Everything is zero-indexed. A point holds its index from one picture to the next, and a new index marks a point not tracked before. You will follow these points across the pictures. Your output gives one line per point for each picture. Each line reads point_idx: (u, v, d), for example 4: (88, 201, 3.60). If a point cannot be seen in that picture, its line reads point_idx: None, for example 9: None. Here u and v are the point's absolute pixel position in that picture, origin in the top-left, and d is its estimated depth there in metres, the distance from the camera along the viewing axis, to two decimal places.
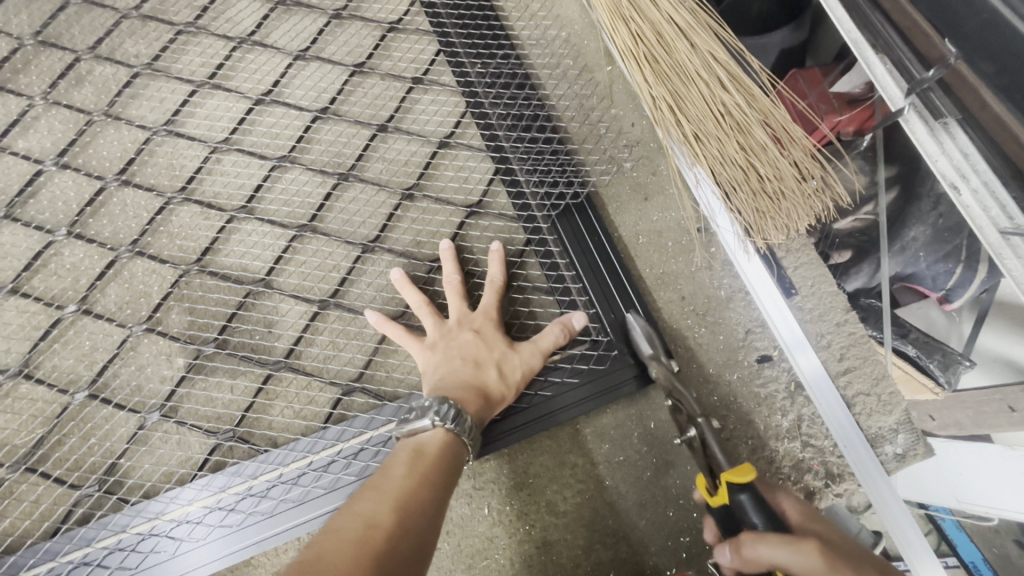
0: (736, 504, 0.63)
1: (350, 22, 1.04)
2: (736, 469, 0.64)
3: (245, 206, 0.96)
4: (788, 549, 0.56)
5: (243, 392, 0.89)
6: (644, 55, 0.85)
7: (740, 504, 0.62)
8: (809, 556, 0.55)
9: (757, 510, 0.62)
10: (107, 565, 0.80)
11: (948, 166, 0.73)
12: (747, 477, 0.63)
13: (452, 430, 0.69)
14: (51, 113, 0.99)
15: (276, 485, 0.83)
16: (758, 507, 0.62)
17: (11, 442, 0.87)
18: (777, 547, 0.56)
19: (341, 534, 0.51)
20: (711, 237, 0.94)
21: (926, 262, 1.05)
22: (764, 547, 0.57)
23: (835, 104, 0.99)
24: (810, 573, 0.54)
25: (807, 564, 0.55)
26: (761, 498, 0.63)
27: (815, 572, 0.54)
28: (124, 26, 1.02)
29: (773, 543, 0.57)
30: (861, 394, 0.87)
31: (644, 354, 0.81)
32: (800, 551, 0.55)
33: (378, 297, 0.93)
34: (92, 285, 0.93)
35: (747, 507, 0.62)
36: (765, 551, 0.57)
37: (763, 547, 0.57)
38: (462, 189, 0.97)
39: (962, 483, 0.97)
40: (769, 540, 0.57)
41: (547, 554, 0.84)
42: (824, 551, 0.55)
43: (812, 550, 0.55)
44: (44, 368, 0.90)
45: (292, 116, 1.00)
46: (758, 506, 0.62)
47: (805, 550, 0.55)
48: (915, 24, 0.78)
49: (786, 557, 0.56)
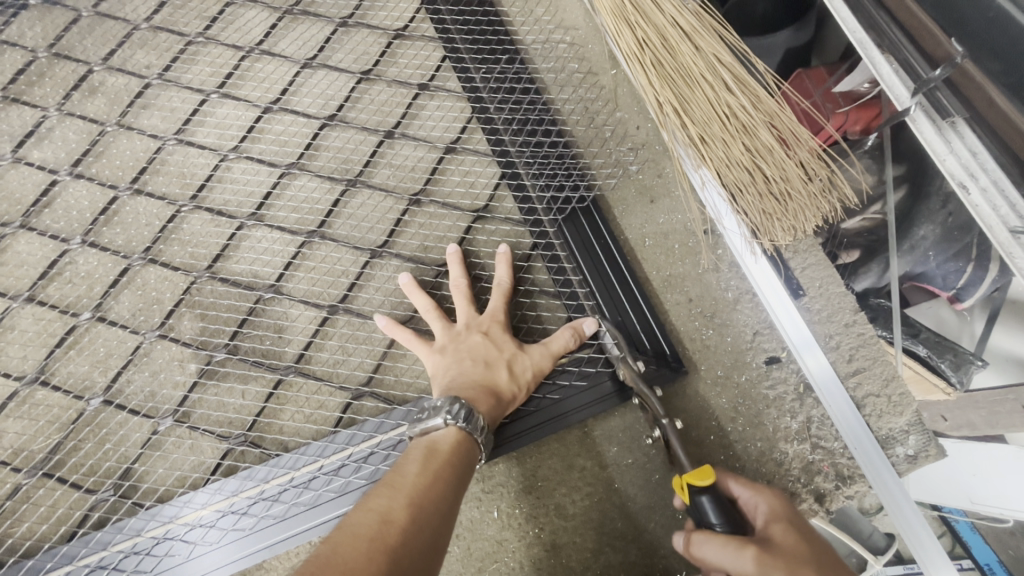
0: (698, 503, 0.66)
1: (356, 30, 1.05)
2: (695, 471, 0.66)
3: (255, 213, 0.97)
4: (727, 554, 0.59)
5: (254, 397, 0.90)
6: (649, 59, 0.85)
7: (700, 505, 0.65)
8: (745, 564, 0.58)
9: (716, 511, 0.64)
10: (122, 568, 0.81)
11: (957, 166, 0.73)
12: (705, 481, 0.64)
13: (464, 429, 0.70)
14: (64, 124, 1.01)
15: (289, 489, 0.84)
16: (718, 508, 0.64)
17: (29, 447, 0.88)
18: (720, 552, 0.60)
19: (356, 529, 0.52)
20: (718, 239, 0.94)
21: (936, 261, 1.01)
22: (707, 548, 0.61)
23: (840, 103, 1.00)
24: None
25: (744, 570, 0.57)
26: (721, 498, 0.65)
27: None
28: (135, 37, 1.04)
29: (715, 547, 0.61)
30: (871, 395, 0.86)
31: (626, 353, 0.83)
32: (740, 557, 0.58)
33: (387, 302, 0.93)
34: (106, 292, 0.94)
35: (706, 508, 0.64)
36: (710, 553, 0.61)
37: (708, 550, 0.62)
38: (469, 194, 0.98)
39: (976, 483, 0.97)
40: (714, 543, 0.61)
41: (556, 557, 0.84)
42: (760, 559, 0.57)
43: (748, 557, 0.58)
44: (60, 374, 0.91)
45: (300, 124, 1.01)
46: (717, 507, 0.64)
47: (743, 557, 0.58)
48: (922, 23, 0.77)
49: (727, 561, 0.59)
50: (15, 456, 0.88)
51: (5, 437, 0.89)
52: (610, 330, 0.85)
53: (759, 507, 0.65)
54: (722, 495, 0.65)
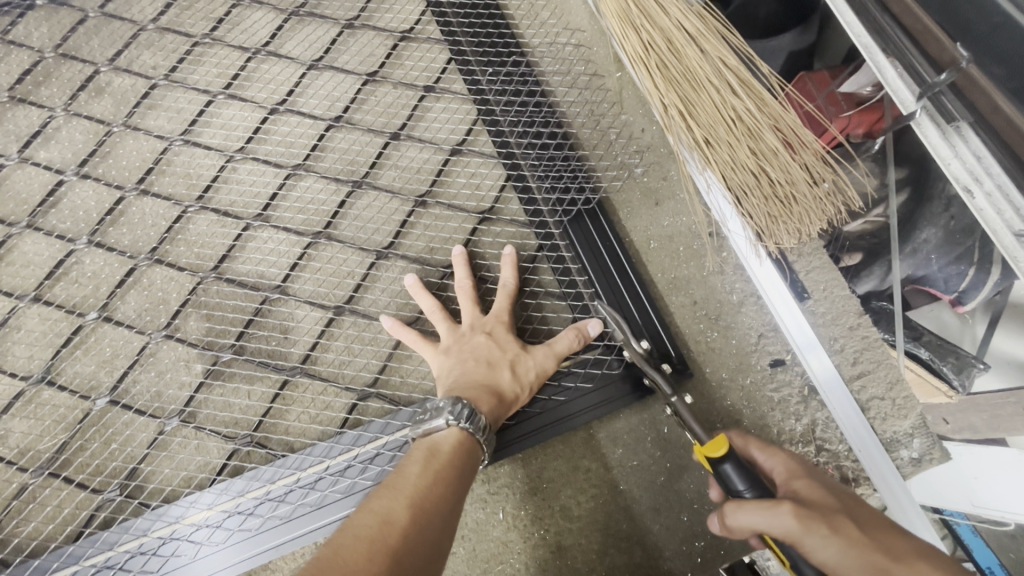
0: (721, 474, 0.65)
1: (362, 32, 1.05)
2: (710, 442, 0.65)
3: (261, 214, 0.97)
4: (765, 516, 0.58)
5: (260, 398, 0.90)
6: (654, 62, 0.85)
7: (724, 474, 0.64)
8: (784, 520, 0.56)
9: (740, 476, 0.63)
10: (129, 568, 0.81)
11: (962, 169, 0.73)
12: (722, 449, 0.64)
13: (466, 429, 0.70)
14: (71, 124, 1.01)
15: (294, 490, 0.84)
16: (741, 473, 0.63)
17: (36, 447, 0.89)
18: (754, 515, 0.59)
19: (357, 531, 0.52)
20: (723, 241, 0.94)
21: (938, 264, 1.02)
22: (742, 515, 0.59)
23: (844, 106, 1.00)
24: (788, 535, 0.56)
25: (784, 527, 0.56)
26: (742, 462, 0.64)
27: (794, 533, 0.56)
28: (141, 38, 1.04)
29: (749, 512, 0.59)
30: (876, 398, 0.87)
31: (629, 337, 0.82)
32: (776, 515, 0.57)
33: (392, 303, 0.94)
34: (113, 292, 0.94)
35: (730, 475, 0.64)
36: (744, 519, 0.59)
37: (741, 515, 0.60)
38: (474, 195, 0.98)
39: (978, 486, 0.93)
40: (748, 508, 0.60)
41: (561, 558, 0.84)
42: (798, 513, 0.56)
43: (786, 514, 0.57)
44: (66, 374, 0.91)
45: (306, 125, 1.01)
46: (740, 472, 0.63)
47: (780, 514, 0.57)
48: (926, 28, 0.78)
49: (763, 522, 0.58)
50: (21, 455, 0.88)
51: (11, 437, 0.89)
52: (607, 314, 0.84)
53: (776, 468, 0.66)
54: (741, 459, 0.65)
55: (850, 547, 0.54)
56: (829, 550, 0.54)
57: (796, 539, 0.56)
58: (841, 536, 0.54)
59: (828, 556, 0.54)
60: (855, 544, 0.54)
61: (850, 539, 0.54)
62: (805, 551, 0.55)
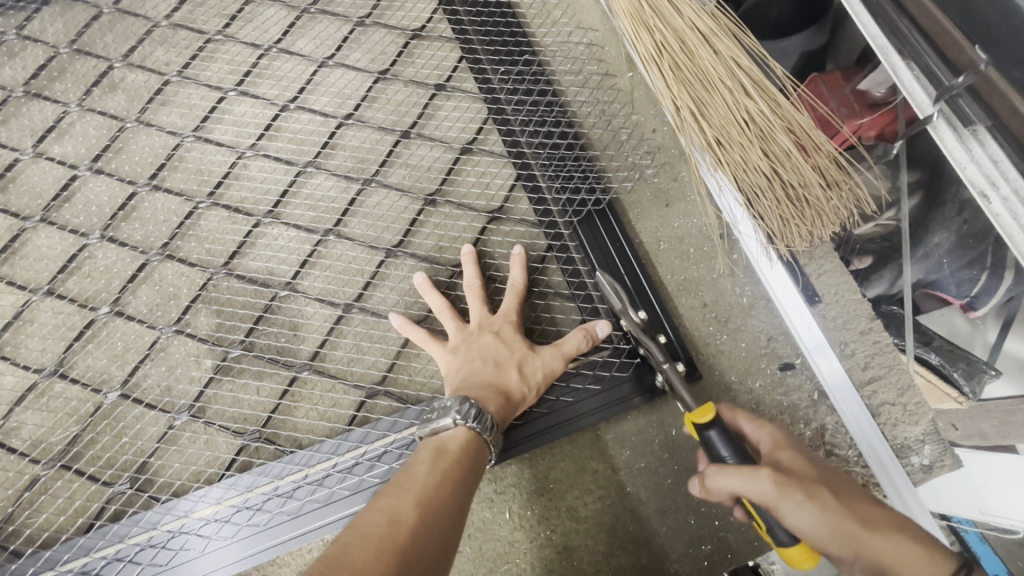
0: (706, 441, 0.65)
1: (374, 30, 1.05)
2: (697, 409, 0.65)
3: (272, 211, 0.98)
4: (744, 479, 0.60)
5: (269, 394, 0.91)
6: (667, 62, 0.85)
7: (710, 440, 0.64)
8: (762, 484, 0.59)
9: (724, 444, 0.64)
10: (139, 561, 0.82)
11: (977, 174, 0.72)
12: (708, 416, 0.64)
13: (474, 429, 0.70)
14: (85, 119, 1.02)
15: (302, 486, 0.84)
16: (726, 440, 0.64)
17: (48, 439, 0.89)
18: (734, 478, 0.60)
19: (364, 529, 0.52)
20: (734, 243, 0.94)
21: (950, 269, 1.01)
22: (722, 478, 0.61)
23: (855, 109, 1.00)
24: (765, 498, 0.59)
25: (761, 491, 0.59)
26: (729, 432, 0.65)
27: (770, 497, 0.59)
28: (155, 34, 1.05)
29: (729, 476, 0.61)
30: (887, 403, 0.87)
31: (626, 307, 0.81)
32: (757, 480, 0.59)
33: (401, 301, 0.94)
34: (124, 287, 0.95)
35: (716, 442, 0.64)
36: (724, 482, 0.61)
37: (722, 479, 0.61)
38: (483, 195, 0.98)
39: (986, 494, 0.92)
40: (730, 471, 0.61)
41: (568, 559, 0.84)
42: (776, 478, 0.59)
43: (765, 478, 0.59)
44: (78, 367, 0.92)
45: (318, 123, 1.01)
46: (726, 440, 0.64)
47: (759, 479, 0.59)
48: (945, 29, 0.76)
49: (742, 486, 0.60)
50: (33, 447, 0.89)
51: (24, 429, 0.90)
52: (606, 288, 0.84)
53: (763, 439, 0.68)
54: (728, 428, 0.65)
55: (823, 512, 0.58)
56: (801, 512, 0.58)
57: (772, 504, 0.59)
58: (817, 504, 0.58)
59: (801, 518, 0.58)
60: (827, 511, 0.58)
61: (824, 506, 0.58)
62: (780, 515, 0.59)
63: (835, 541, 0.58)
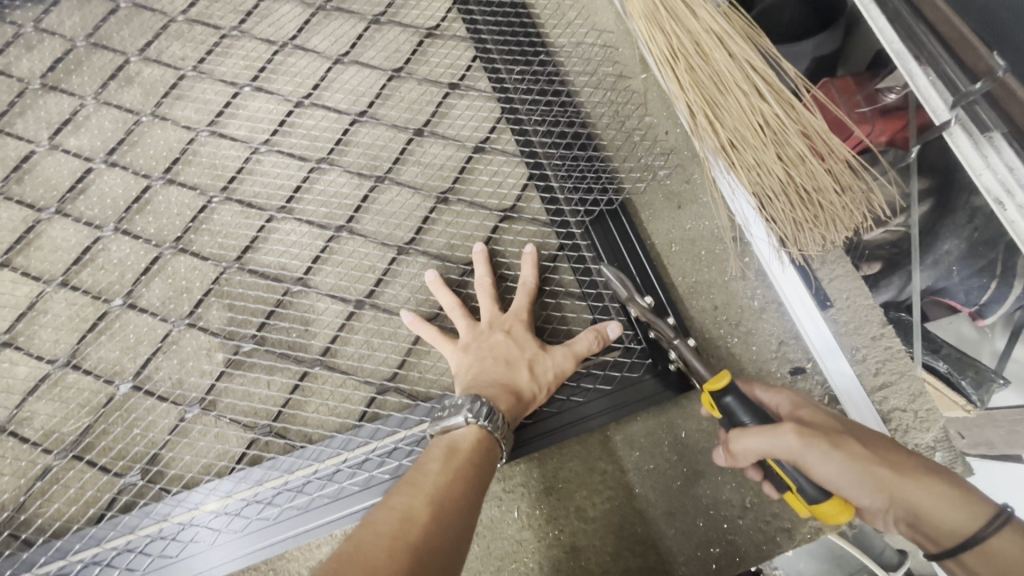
0: (725, 409, 0.65)
1: (389, 28, 1.05)
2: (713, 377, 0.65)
3: (285, 206, 0.98)
4: (766, 438, 0.60)
5: (280, 388, 0.91)
6: (682, 65, 0.85)
7: (727, 407, 0.64)
8: (785, 439, 0.59)
9: (744, 408, 0.64)
10: (149, 552, 0.83)
11: (993, 181, 0.72)
12: (724, 381, 0.64)
13: (485, 428, 0.70)
14: (100, 112, 1.03)
15: (313, 481, 0.85)
16: (743, 404, 0.64)
17: (60, 429, 0.90)
18: (757, 439, 0.60)
19: (379, 527, 0.52)
20: (746, 246, 0.93)
21: (959, 276, 0.99)
22: (745, 442, 0.61)
23: (868, 115, 0.96)
24: (790, 452, 0.59)
25: (786, 445, 0.59)
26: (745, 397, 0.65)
27: (795, 450, 0.59)
28: (171, 29, 1.05)
29: (752, 436, 0.60)
30: (898, 409, 0.86)
31: (631, 293, 0.81)
32: (779, 436, 0.60)
33: (412, 298, 0.94)
34: (137, 280, 0.96)
35: (734, 408, 0.64)
36: (748, 445, 0.61)
37: (746, 442, 0.61)
38: (496, 194, 0.99)
39: None
40: (751, 434, 0.61)
41: (575, 559, 0.84)
42: (799, 432, 0.59)
43: (787, 434, 0.59)
44: (91, 359, 0.93)
45: (331, 119, 1.02)
46: (743, 403, 0.64)
47: (782, 435, 0.60)
48: (964, 36, 0.76)
49: (766, 445, 0.60)
50: (45, 437, 0.90)
51: (36, 419, 0.91)
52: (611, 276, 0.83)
53: (782, 403, 0.68)
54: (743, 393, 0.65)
55: (846, 460, 0.59)
56: (828, 461, 0.59)
57: (798, 457, 0.59)
58: (841, 451, 0.59)
59: (827, 468, 0.59)
60: (851, 458, 0.59)
61: (849, 453, 0.60)
62: (807, 467, 0.59)
63: (862, 485, 0.59)
